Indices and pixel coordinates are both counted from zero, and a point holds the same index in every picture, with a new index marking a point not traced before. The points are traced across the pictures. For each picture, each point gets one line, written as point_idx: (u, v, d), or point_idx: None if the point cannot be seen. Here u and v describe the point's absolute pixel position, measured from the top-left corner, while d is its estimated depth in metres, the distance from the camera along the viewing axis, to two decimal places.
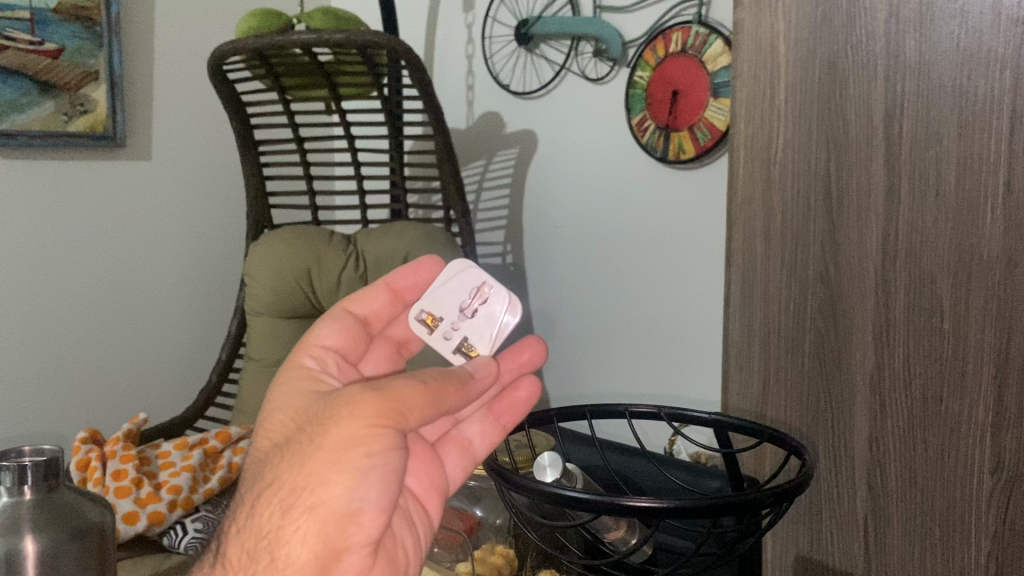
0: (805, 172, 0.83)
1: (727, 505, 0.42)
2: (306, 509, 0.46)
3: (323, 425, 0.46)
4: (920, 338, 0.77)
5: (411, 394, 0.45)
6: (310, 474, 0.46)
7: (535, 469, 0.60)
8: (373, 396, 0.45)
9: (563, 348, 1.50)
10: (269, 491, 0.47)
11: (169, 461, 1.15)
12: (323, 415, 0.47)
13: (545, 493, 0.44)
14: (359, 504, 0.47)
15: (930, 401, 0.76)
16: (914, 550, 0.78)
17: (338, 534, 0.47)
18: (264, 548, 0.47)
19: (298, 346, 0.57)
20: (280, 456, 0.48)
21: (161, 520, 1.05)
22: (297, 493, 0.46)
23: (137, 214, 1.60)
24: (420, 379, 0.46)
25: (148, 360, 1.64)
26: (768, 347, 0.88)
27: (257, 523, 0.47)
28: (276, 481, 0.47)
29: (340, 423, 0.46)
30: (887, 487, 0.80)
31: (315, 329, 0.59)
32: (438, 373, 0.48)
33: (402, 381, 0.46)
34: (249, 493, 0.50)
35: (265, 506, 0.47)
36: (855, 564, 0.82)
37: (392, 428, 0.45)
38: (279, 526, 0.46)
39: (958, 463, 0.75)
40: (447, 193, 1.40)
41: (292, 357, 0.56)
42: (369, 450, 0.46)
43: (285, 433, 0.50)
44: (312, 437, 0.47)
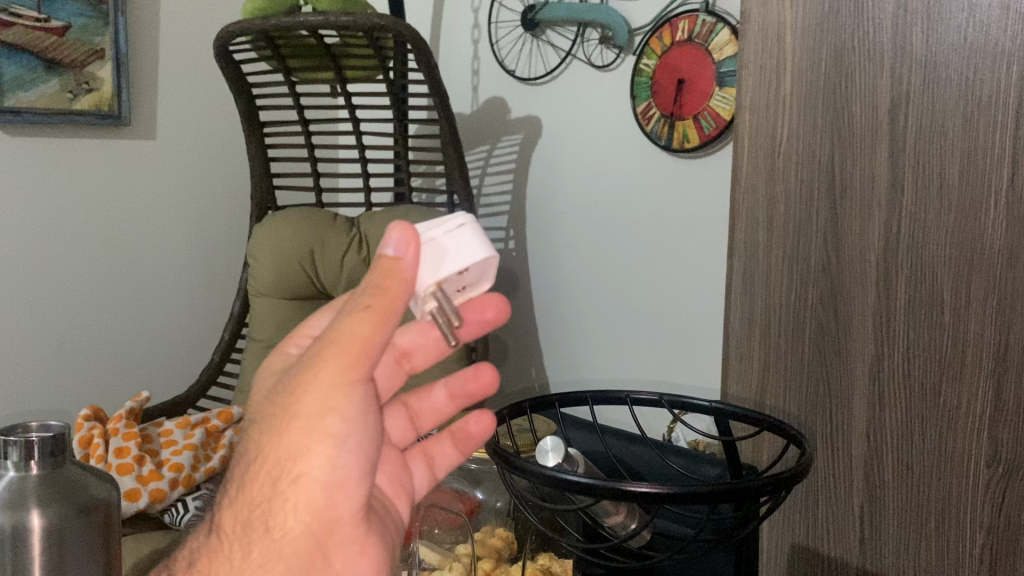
0: (809, 163, 0.84)
1: (724, 492, 0.43)
2: (293, 482, 0.46)
3: (292, 393, 0.45)
4: (920, 330, 0.77)
5: (360, 325, 0.43)
6: (291, 444, 0.46)
7: (537, 453, 0.60)
8: (330, 346, 0.44)
9: (563, 334, 1.51)
10: (252, 463, 0.47)
11: (170, 440, 1.16)
12: (288, 380, 0.46)
13: (545, 477, 0.45)
14: (342, 473, 0.47)
15: (929, 392, 0.77)
16: (910, 540, 0.79)
17: (326, 506, 0.47)
18: (256, 520, 0.47)
19: (286, 340, 0.56)
20: (256, 428, 0.47)
21: (163, 497, 1.07)
22: (284, 465, 0.46)
23: (142, 193, 1.60)
24: (362, 308, 0.43)
25: (151, 338, 1.65)
26: (767, 337, 0.88)
27: (247, 495, 0.48)
28: (256, 455, 0.47)
29: (311, 387, 0.45)
30: (884, 477, 0.80)
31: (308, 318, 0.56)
32: (373, 275, 0.44)
33: (349, 320, 0.43)
34: (236, 469, 0.49)
35: (253, 477, 0.47)
36: (850, 552, 0.83)
37: (357, 383, 0.45)
38: (272, 501, 0.47)
39: (950, 452, 0.76)
40: (451, 177, 1.39)
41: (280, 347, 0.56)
42: (346, 415, 0.46)
43: (262, 403, 0.50)
44: (283, 407, 0.46)
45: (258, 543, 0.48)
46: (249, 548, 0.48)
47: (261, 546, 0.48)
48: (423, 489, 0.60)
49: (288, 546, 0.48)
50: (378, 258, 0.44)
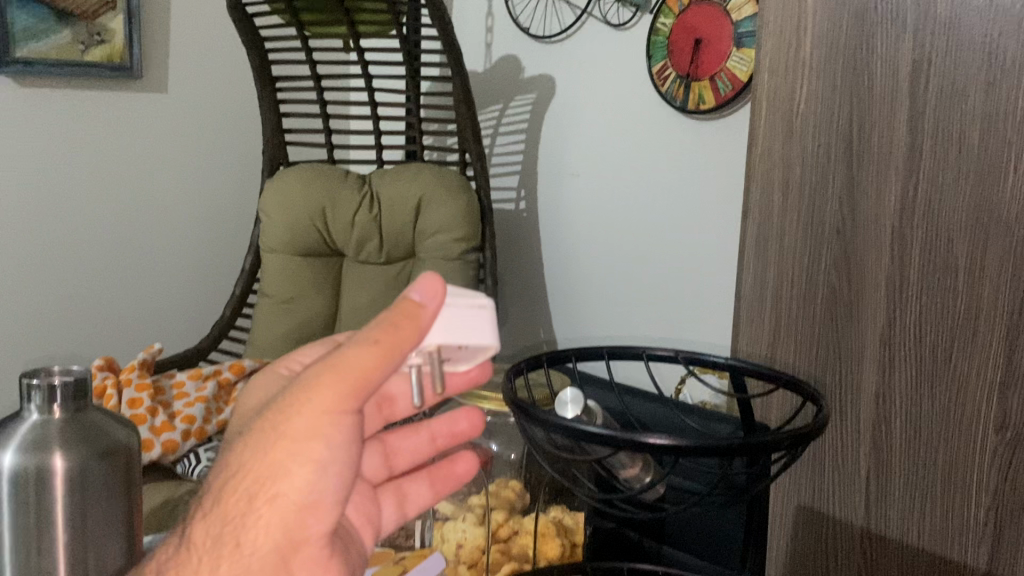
0: (828, 125, 0.83)
1: (739, 448, 0.43)
2: (268, 502, 0.45)
3: (281, 413, 0.44)
4: (933, 297, 0.77)
5: (364, 360, 0.42)
6: (273, 464, 0.44)
7: (557, 405, 0.61)
8: (328, 374, 0.43)
9: (573, 295, 1.51)
10: (228, 480, 0.45)
11: (183, 391, 1.17)
12: (279, 400, 0.45)
13: (562, 427, 0.45)
14: (316, 496, 0.46)
15: (939, 359, 0.77)
16: (915, 504, 0.80)
17: (296, 525, 0.46)
18: (225, 538, 0.46)
19: (282, 362, 0.60)
20: (237, 446, 0.45)
21: (175, 449, 1.09)
22: (261, 485, 0.45)
23: (154, 146, 1.60)
24: (369, 343, 0.42)
25: (163, 291, 1.66)
26: (780, 299, 0.88)
27: (218, 512, 0.45)
28: (235, 472, 0.45)
29: (301, 411, 0.44)
30: (891, 440, 0.81)
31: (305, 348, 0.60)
32: (387, 314, 0.43)
33: (351, 351, 0.42)
34: (214, 481, 0.47)
35: (229, 493, 0.45)
36: (855, 514, 0.84)
37: (347, 409, 0.44)
38: (246, 519, 0.45)
39: (950, 451, 0.77)
40: (463, 135, 1.39)
41: (274, 369, 0.59)
42: (331, 441, 0.45)
43: (247, 421, 0.48)
44: (271, 426, 0.44)
45: (225, 558, 0.46)
46: (216, 564, 0.46)
47: (228, 562, 0.46)
48: (389, 526, 0.60)
49: (253, 565, 0.46)
50: (401, 300, 0.43)
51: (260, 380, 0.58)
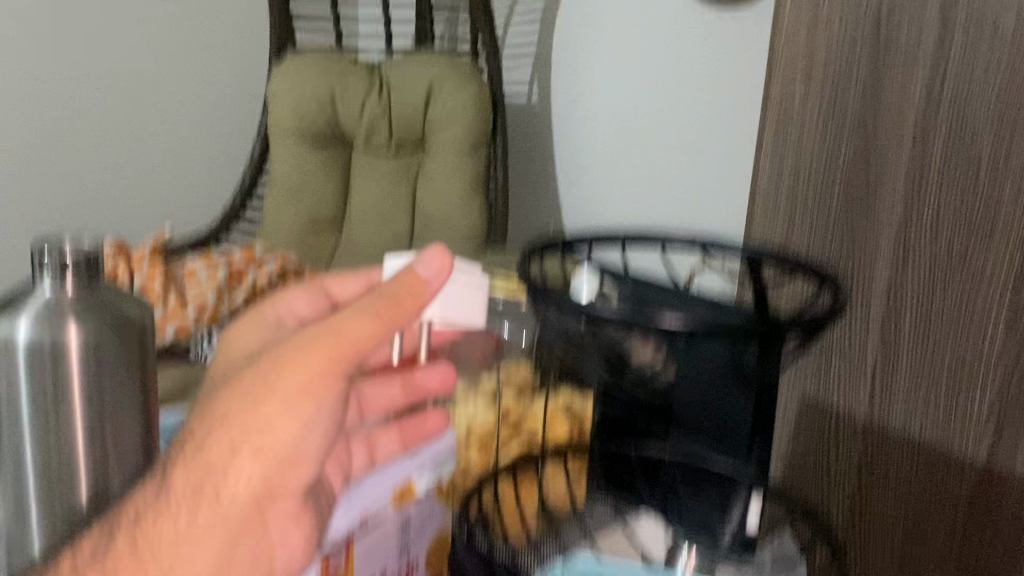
0: (855, 14, 0.80)
1: (750, 332, 0.44)
2: (252, 455, 0.42)
3: (273, 369, 0.43)
4: (951, 195, 0.77)
5: (363, 330, 0.43)
6: (260, 420, 0.42)
7: (574, 288, 0.59)
8: (325, 338, 0.43)
9: (583, 187, 1.49)
10: (211, 428, 0.42)
11: (195, 275, 1.17)
12: (267, 358, 0.44)
13: (575, 312, 0.45)
14: (300, 451, 0.44)
15: (954, 258, 0.78)
16: (919, 397, 0.82)
17: (278, 479, 0.44)
18: (203, 488, 0.41)
19: (265, 309, 0.60)
20: (219, 398, 0.43)
21: (188, 333, 1.12)
22: (245, 438, 0.42)
23: (155, 26, 1.56)
24: (371, 315, 0.44)
25: (169, 175, 1.65)
26: (796, 195, 0.87)
27: (200, 459, 0.41)
28: (221, 420, 0.42)
29: (293, 371, 0.43)
30: (900, 337, 0.83)
31: (286, 299, 0.61)
32: (390, 289, 0.45)
33: (352, 317, 0.44)
34: (194, 426, 0.43)
35: (214, 440, 0.42)
36: (860, 406, 0.87)
37: (339, 373, 0.44)
38: (230, 467, 0.42)
39: (948, 382, 0.80)
40: (476, 20, 1.34)
41: (259, 315, 0.59)
42: (319, 404, 0.44)
43: (222, 383, 0.47)
44: (260, 380, 0.43)
45: (203, 511, 0.41)
46: (194, 515, 0.41)
47: (206, 516, 0.41)
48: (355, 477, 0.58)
49: (230, 518, 0.42)
50: (406, 274, 0.46)
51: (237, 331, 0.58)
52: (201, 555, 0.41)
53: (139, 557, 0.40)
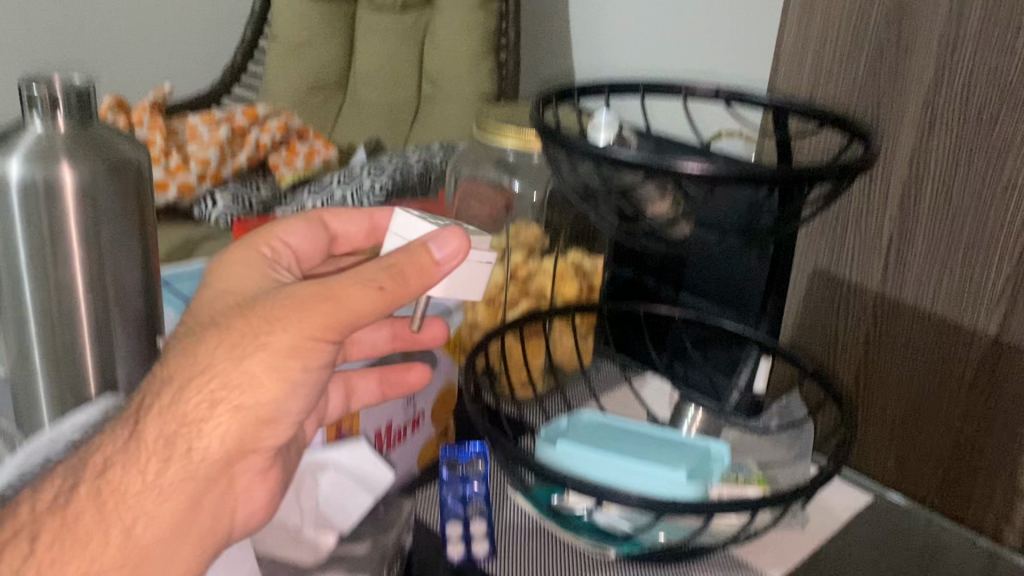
0: None
1: (778, 179, 0.41)
2: (230, 412, 0.36)
3: (261, 322, 0.36)
4: (992, 39, 0.60)
5: (362, 299, 0.36)
6: (242, 371, 0.35)
7: (589, 131, 0.55)
8: (320, 301, 0.36)
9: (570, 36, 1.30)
10: (187, 377, 0.35)
11: (196, 133, 1.13)
12: (250, 305, 0.37)
13: (590, 153, 0.42)
14: (279, 413, 0.38)
15: (988, 121, 0.61)
16: (933, 278, 0.67)
17: (253, 438, 0.38)
18: (177, 442, 0.35)
19: (257, 237, 0.46)
20: (195, 341, 0.36)
21: (191, 192, 1.10)
22: (224, 391, 0.35)
23: None
24: (373, 285, 0.37)
25: (172, 30, 1.60)
26: (822, 52, 0.70)
27: (174, 408, 0.35)
28: (200, 369, 0.35)
29: (283, 328, 0.36)
30: (918, 211, 0.67)
31: (281, 224, 0.48)
32: (396, 259, 0.38)
33: (356, 286, 0.37)
34: (168, 366, 0.36)
35: (192, 392, 0.35)
36: (869, 284, 0.72)
37: (331, 337, 0.37)
38: (208, 420, 0.35)
39: (968, 249, 0.64)
40: None
41: (250, 242, 0.45)
42: (306, 364, 0.37)
43: (196, 315, 0.39)
44: (243, 332, 0.36)
45: (175, 463, 0.35)
46: (161, 468, 0.35)
47: (177, 469, 0.35)
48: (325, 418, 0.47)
49: (201, 473, 0.36)
50: (419, 249, 0.38)
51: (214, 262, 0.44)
52: (168, 509, 0.36)
53: (102, 507, 0.34)
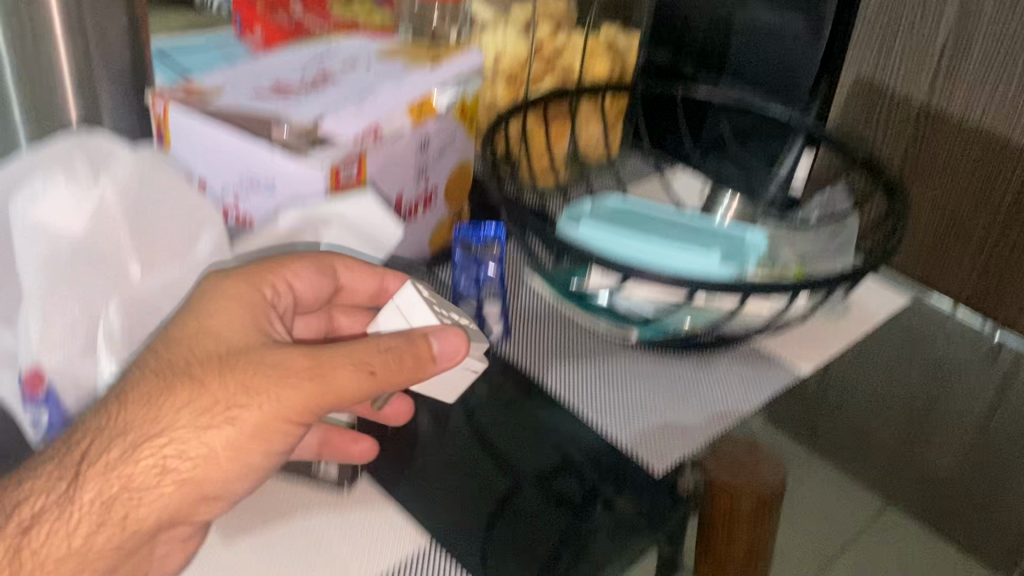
0: None
1: None
2: (175, 484, 0.31)
3: (241, 389, 0.31)
4: None
5: (347, 383, 0.33)
6: (202, 438, 0.31)
7: None
8: (307, 371, 0.32)
9: None
10: (144, 421, 0.30)
11: None
12: (233, 360, 0.32)
13: None
14: (223, 490, 0.32)
15: None
16: (995, 91, 0.53)
17: (192, 511, 0.32)
18: (115, 511, 0.30)
19: (263, 271, 0.36)
20: (161, 390, 0.30)
21: None
22: (177, 460, 0.31)
23: None
24: (364, 370, 0.33)
25: None
26: None
27: (119, 469, 0.30)
28: (155, 425, 0.30)
29: (259, 405, 0.31)
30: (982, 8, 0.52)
31: (293, 259, 0.38)
32: (393, 341, 0.35)
33: (346, 367, 0.33)
34: (122, 408, 0.30)
35: (143, 453, 0.30)
36: (919, 96, 0.57)
37: (308, 418, 0.33)
38: (153, 494, 0.30)
39: None
40: None
41: (250, 278, 0.35)
42: (268, 449, 0.33)
43: (165, 348, 0.31)
44: (217, 399, 0.31)
45: (106, 533, 0.30)
46: (91, 533, 0.30)
47: (106, 540, 0.30)
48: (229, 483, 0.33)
49: (131, 544, 0.31)
50: (419, 345, 0.35)
51: (205, 286, 0.34)
52: None
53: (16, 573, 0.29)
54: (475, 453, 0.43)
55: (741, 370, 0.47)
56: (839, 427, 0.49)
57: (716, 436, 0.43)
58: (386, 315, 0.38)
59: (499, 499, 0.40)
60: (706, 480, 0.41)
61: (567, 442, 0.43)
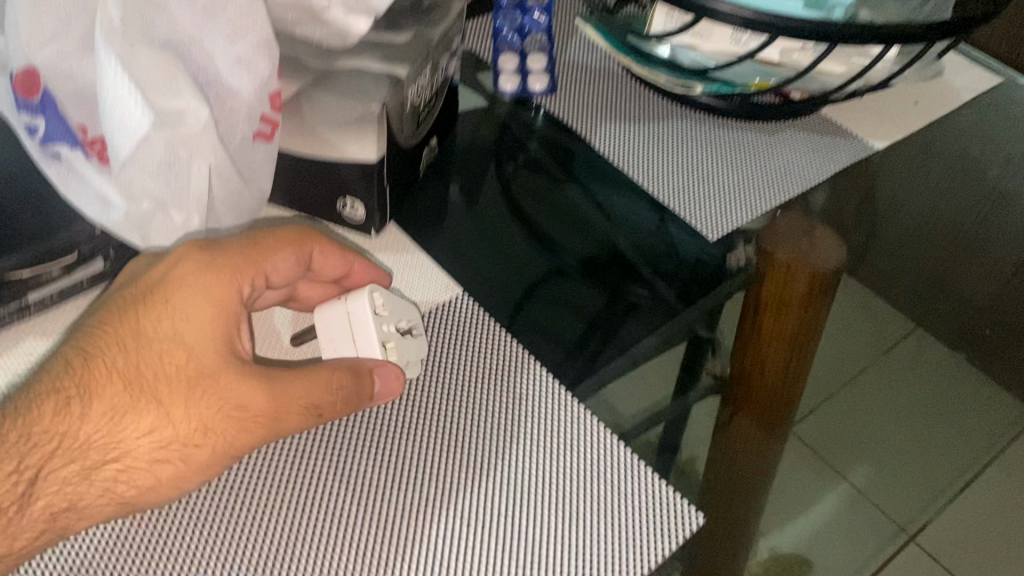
0: None
1: None
2: (115, 504, 0.27)
3: (196, 428, 0.26)
4: None
5: (294, 427, 0.28)
6: (152, 470, 0.26)
7: None
8: (262, 416, 0.27)
9: None
10: (102, 436, 0.26)
11: None
12: (198, 386, 0.27)
13: None
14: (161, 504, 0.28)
15: None
16: None
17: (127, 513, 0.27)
18: (58, 522, 0.26)
19: (246, 261, 0.29)
20: (125, 409, 0.26)
21: None
22: (123, 485, 0.26)
23: None
24: (313, 413, 0.28)
25: None
26: None
27: (73, 484, 0.26)
28: (110, 442, 0.26)
29: (212, 446, 0.27)
30: None
31: (275, 240, 0.31)
32: (343, 375, 0.29)
33: (290, 408, 0.28)
34: (82, 420, 0.26)
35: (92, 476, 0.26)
36: None
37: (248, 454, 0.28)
38: (96, 512, 0.26)
39: None
40: None
41: (233, 263, 0.29)
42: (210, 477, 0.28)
43: (136, 345, 0.27)
44: (176, 435, 0.26)
45: (46, 536, 0.26)
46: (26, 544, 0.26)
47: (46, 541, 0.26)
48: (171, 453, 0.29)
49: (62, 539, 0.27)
50: (366, 375, 0.30)
51: (183, 260, 0.28)
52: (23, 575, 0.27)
53: None
54: (502, 237, 0.41)
55: (808, 140, 0.43)
56: (898, 230, 0.43)
57: (773, 202, 0.40)
58: (325, 329, 0.33)
59: (529, 281, 0.39)
60: (757, 252, 0.38)
61: (616, 234, 0.41)
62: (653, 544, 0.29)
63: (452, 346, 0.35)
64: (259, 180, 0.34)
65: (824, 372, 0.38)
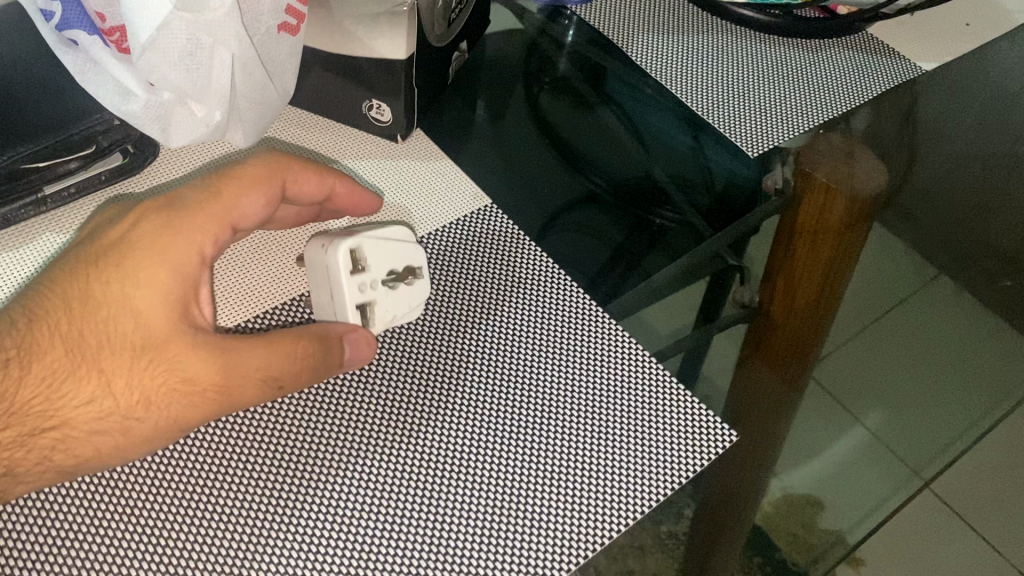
0: None
1: None
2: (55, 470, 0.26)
3: (139, 401, 0.26)
4: None
5: (253, 398, 0.27)
6: (92, 441, 0.26)
7: None
8: (210, 388, 0.26)
9: None
10: (40, 403, 0.25)
11: None
12: (145, 357, 0.26)
13: None
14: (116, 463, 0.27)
15: None
16: None
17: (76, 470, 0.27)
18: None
19: (205, 221, 0.28)
20: (67, 376, 0.26)
21: None
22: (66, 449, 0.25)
23: None
24: (273, 385, 0.27)
25: None
26: None
27: (9, 449, 0.25)
28: (50, 409, 0.25)
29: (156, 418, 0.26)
30: None
31: (242, 181, 0.29)
32: (306, 343, 0.28)
33: (241, 381, 0.27)
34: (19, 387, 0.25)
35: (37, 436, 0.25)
36: None
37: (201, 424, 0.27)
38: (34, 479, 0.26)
39: None
40: None
41: (195, 225, 0.28)
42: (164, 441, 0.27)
43: (84, 310, 0.26)
44: (115, 407, 0.26)
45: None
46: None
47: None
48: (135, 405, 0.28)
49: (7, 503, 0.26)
50: (331, 344, 0.28)
51: (144, 220, 0.28)
52: None
53: None
54: (513, 170, 0.39)
55: (855, 57, 0.41)
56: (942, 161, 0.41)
57: (820, 117, 0.37)
58: (311, 271, 0.31)
59: (556, 206, 0.38)
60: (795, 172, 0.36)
61: (654, 163, 0.40)
62: (686, 457, 0.29)
63: (467, 260, 0.33)
64: (283, 78, 0.32)
65: (846, 316, 0.39)
